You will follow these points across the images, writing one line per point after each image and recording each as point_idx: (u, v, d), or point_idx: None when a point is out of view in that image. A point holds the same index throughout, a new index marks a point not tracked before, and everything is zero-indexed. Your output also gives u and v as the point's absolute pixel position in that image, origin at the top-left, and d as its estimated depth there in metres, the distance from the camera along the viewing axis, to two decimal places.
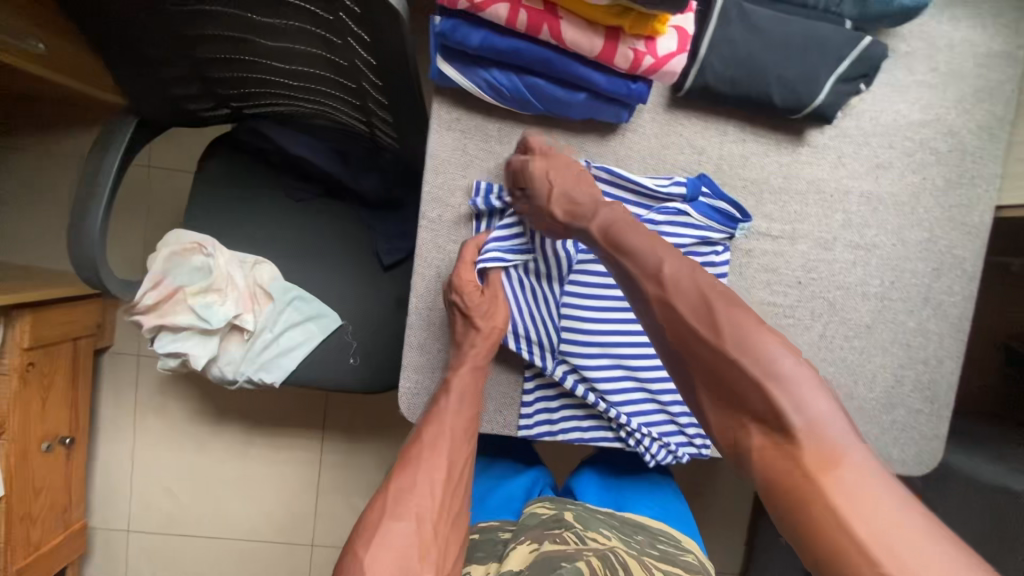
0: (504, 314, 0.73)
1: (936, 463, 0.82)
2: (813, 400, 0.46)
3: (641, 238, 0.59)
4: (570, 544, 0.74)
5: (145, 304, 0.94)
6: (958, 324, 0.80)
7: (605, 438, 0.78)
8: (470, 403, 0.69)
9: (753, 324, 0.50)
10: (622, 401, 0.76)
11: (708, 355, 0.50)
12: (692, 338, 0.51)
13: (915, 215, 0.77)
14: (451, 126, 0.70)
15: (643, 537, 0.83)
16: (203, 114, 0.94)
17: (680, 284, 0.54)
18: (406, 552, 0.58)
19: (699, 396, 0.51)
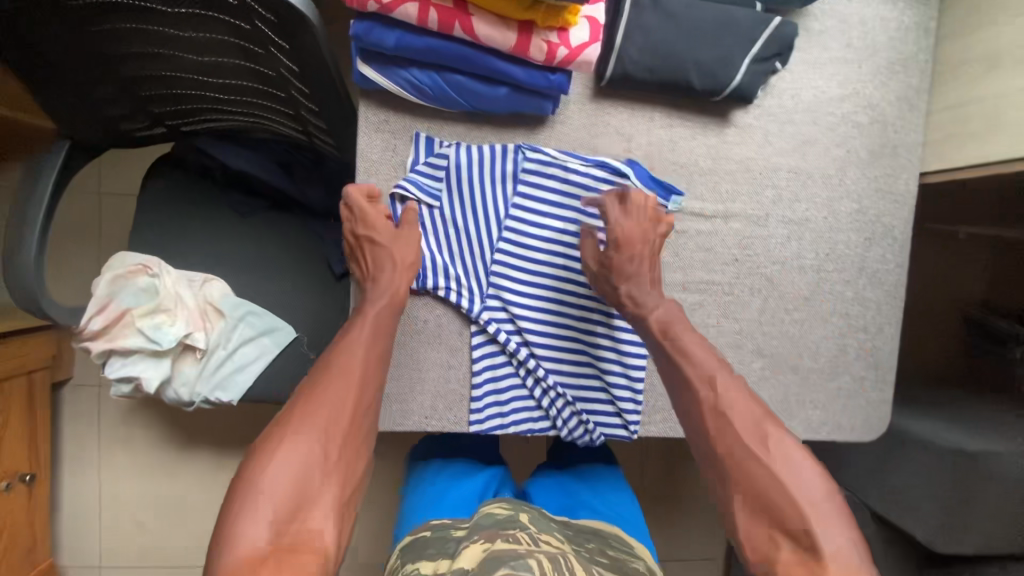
0: (415, 251, 0.70)
1: (885, 428, 0.84)
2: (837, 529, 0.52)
3: (698, 345, 0.66)
4: (520, 544, 0.73)
5: (91, 330, 0.92)
6: (894, 290, 0.82)
7: (526, 406, 0.76)
8: (383, 336, 0.66)
9: (792, 448, 0.57)
10: (546, 356, 0.76)
11: (748, 463, 0.56)
12: (738, 447, 0.58)
13: (843, 187, 0.80)
14: (379, 127, 0.70)
15: (595, 541, 0.82)
16: (139, 135, 0.92)
17: (725, 401, 0.60)
18: (303, 475, 0.54)
19: (734, 501, 0.57)
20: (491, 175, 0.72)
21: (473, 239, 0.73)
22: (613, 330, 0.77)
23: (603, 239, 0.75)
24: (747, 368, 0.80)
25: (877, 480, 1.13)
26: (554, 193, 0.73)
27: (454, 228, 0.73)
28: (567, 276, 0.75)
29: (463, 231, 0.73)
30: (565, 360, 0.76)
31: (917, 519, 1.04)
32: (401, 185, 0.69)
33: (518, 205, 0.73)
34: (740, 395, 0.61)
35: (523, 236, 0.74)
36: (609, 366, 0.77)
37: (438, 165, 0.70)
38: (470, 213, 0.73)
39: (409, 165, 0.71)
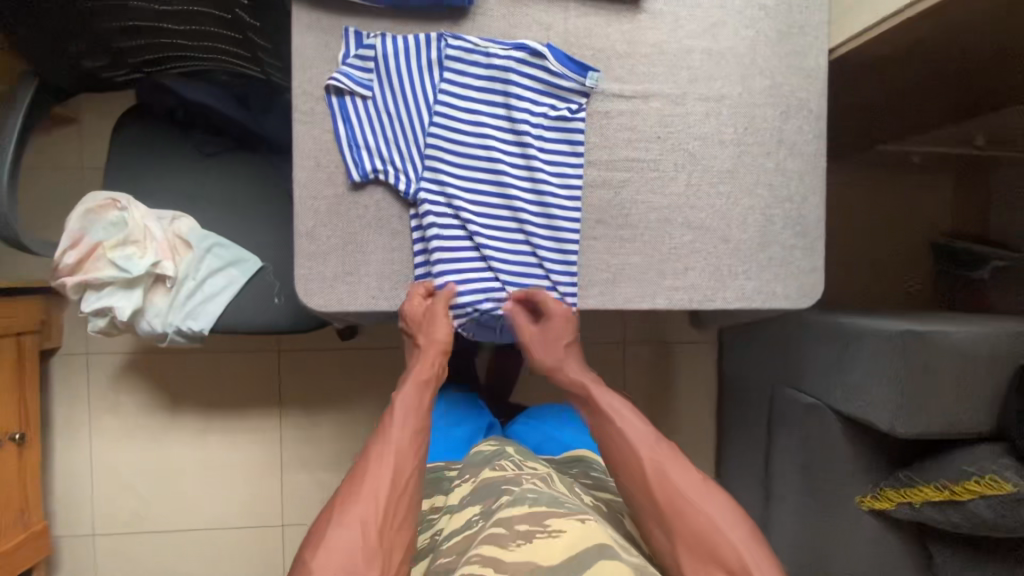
0: (445, 328, 0.80)
1: (820, 295, 0.87)
2: (723, 518, 0.68)
3: (630, 416, 0.77)
4: (507, 469, 0.82)
5: (66, 264, 0.99)
6: (815, 160, 0.86)
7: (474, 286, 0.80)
8: (415, 414, 0.76)
9: (685, 468, 0.72)
10: (483, 233, 0.79)
11: (656, 485, 0.71)
12: (676, 496, 0.70)
13: (755, 65, 0.85)
14: (312, 26, 0.76)
15: (578, 471, 0.92)
16: (105, 76, 1.00)
17: (618, 417, 0.77)
18: (348, 556, 0.62)
19: (678, 549, 0.67)
20: (420, 63, 0.78)
21: (408, 125, 0.78)
22: (545, 207, 0.80)
23: (529, 118, 0.80)
24: (678, 241, 0.84)
25: (837, 378, 1.15)
26: (479, 78, 0.79)
27: (388, 118, 0.78)
28: (497, 157, 0.79)
29: (396, 119, 0.78)
30: (504, 237, 0.80)
31: (875, 407, 1.06)
32: (336, 76, 0.75)
33: (446, 92, 0.78)
34: (635, 422, 0.76)
35: (454, 122, 0.78)
36: (543, 241, 0.81)
37: (367, 57, 0.76)
38: (401, 102, 0.78)
39: (342, 58, 0.76)
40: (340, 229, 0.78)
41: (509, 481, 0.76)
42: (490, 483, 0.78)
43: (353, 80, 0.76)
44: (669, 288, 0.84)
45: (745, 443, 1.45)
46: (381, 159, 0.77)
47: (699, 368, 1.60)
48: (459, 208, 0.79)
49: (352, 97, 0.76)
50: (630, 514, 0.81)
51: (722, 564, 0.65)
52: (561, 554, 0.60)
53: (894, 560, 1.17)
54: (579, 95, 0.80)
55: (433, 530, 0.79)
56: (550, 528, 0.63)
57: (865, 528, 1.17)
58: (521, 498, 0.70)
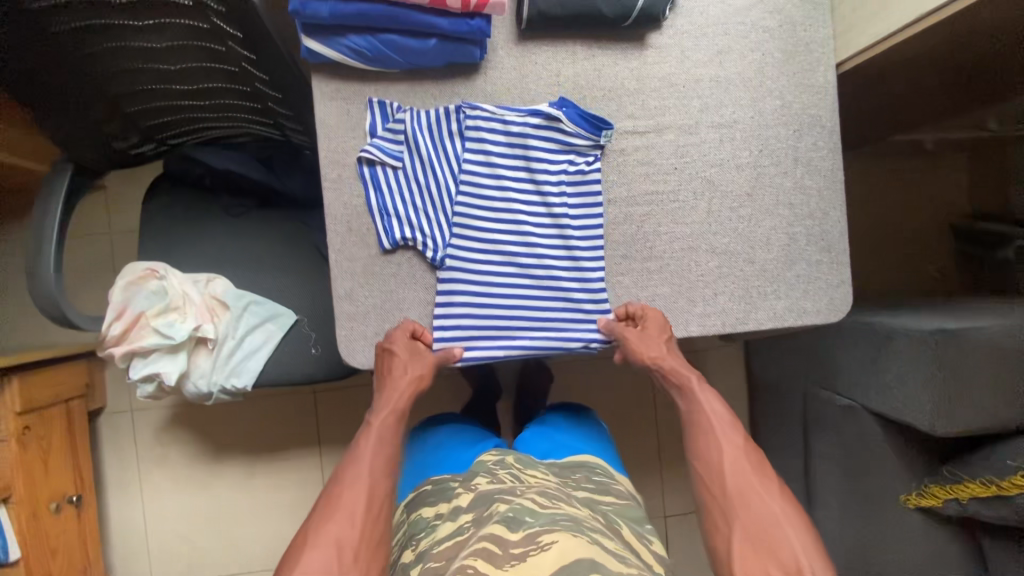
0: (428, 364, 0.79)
1: (849, 307, 0.88)
2: (788, 517, 0.69)
3: (720, 410, 0.81)
4: (505, 482, 0.85)
5: (114, 334, 1.03)
6: (833, 175, 0.87)
7: (510, 338, 0.82)
8: (391, 443, 0.76)
9: (760, 463, 0.75)
10: (512, 287, 0.82)
11: (729, 471, 0.74)
12: (745, 485, 0.73)
13: (764, 88, 0.86)
14: (332, 96, 0.79)
15: (582, 475, 0.95)
16: (133, 151, 1.01)
17: (708, 405, 0.82)
18: None
19: (735, 535, 0.69)
20: (443, 131, 0.81)
21: (434, 192, 0.81)
22: (574, 254, 0.83)
23: (549, 176, 0.82)
24: (704, 268, 0.85)
25: (872, 380, 1.15)
26: (499, 144, 0.81)
27: (414, 183, 0.81)
28: (521, 218, 0.82)
29: (424, 185, 0.81)
30: (534, 286, 0.82)
31: (913, 407, 1.06)
32: (366, 149, 0.78)
33: (470, 156, 0.81)
34: (719, 409, 0.81)
35: (480, 184, 0.81)
36: (573, 290, 0.83)
37: (393, 128, 0.79)
38: (428, 167, 0.81)
39: (368, 129, 0.79)
40: (376, 288, 0.81)
41: (503, 492, 0.80)
42: (486, 493, 0.82)
43: (380, 150, 0.79)
44: (700, 314, 0.86)
45: (780, 447, 1.45)
46: (412, 223, 0.80)
47: (726, 372, 1.61)
48: (488, 265, 0.82)
49: (380, 165, 0.79)
50: (625, 526, 0.84)
51: (776, 558, 0.66)
52: (554, 562, 0.64)
53: (944, 554, 1.17)
54: (595, 150, 0.83)
55: (432, 535, 0.80)
56: (541, 542, 0.67)
57: (912, 526, 1.17)
58: (516, 509, 0.74)
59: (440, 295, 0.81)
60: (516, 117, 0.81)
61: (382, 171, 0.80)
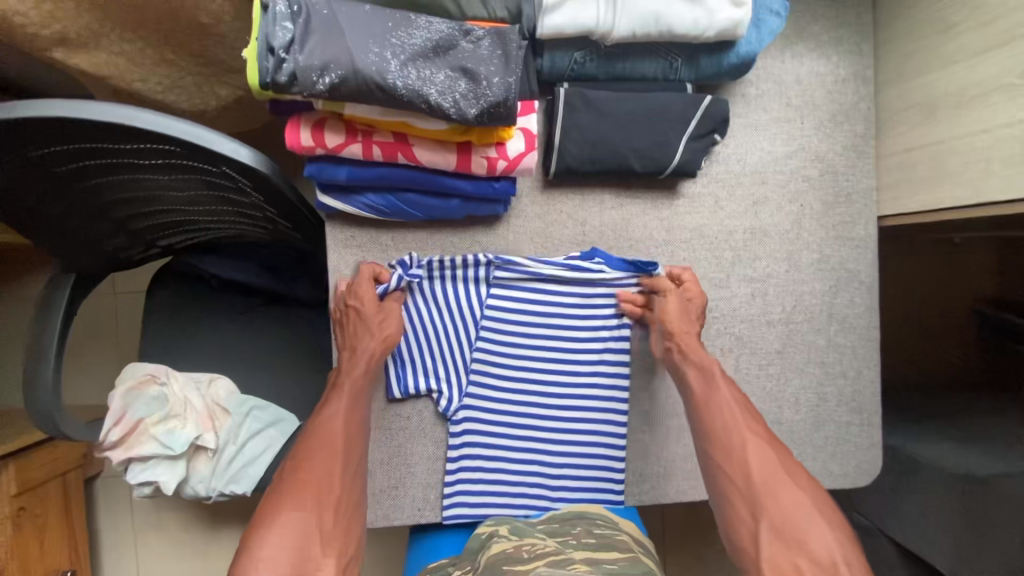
0: (397, 324, 0.75)
1: (879, 470, 0.84)
2: (820, 510, 0.61)
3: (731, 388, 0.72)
4: (506, 549, 0.66)
5: (111, 440, 0.97)
6: (868, 333, 0.83)
7: (522, 494, 0.79)
8: (360, 404, 0.72)
9: (783, 452, 0.67)
10: (526, 443, 0.79)
11: (751, 459, 0.66)
12: (767, 473, 0.64)
13: (801, 241, 0.81)
14: (347, 244, 0.75)
15: (579, 529, 0.71)
16: (137, 257, 0.99)
17: (723, 382, 0.72)
18: (301, 541, 0.58)
19: (761, 528, 0.61)
20: (468, 279, 0.77)
21: (450, 340, 0.78)
22: (593, 413, 0.80)
23: (573, 326, 0.78)
24: None
25: (894, 508, 1.10)
26: (526, 294, 0.77)
27: (429, 332, 0.77)
28: (542, 370, 0.78)
29: (444, 334, 0.78)
30: (549, 443, 0.79)
31: (934, 549, 1.02)
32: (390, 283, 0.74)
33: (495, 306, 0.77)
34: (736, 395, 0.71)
35: (503, 334, 0.78)
36: (589, 447, 0.80)
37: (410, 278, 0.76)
38: (449, 315, 0.77)
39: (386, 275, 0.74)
40: (384, 442, 0.77)
41: (510, 562, 0.62)
42: (491, 566, 0.63)
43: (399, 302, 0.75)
44: None
45: None
46: (427, 375, 0.77)
47: None
48: (503, 419, 0.78)
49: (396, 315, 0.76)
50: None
51: (809, 554, 0.58)
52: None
53: None
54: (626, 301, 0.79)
55: None
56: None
57: None
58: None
59: (451, 451, 0.78)
60: (547, 266, 0.76)
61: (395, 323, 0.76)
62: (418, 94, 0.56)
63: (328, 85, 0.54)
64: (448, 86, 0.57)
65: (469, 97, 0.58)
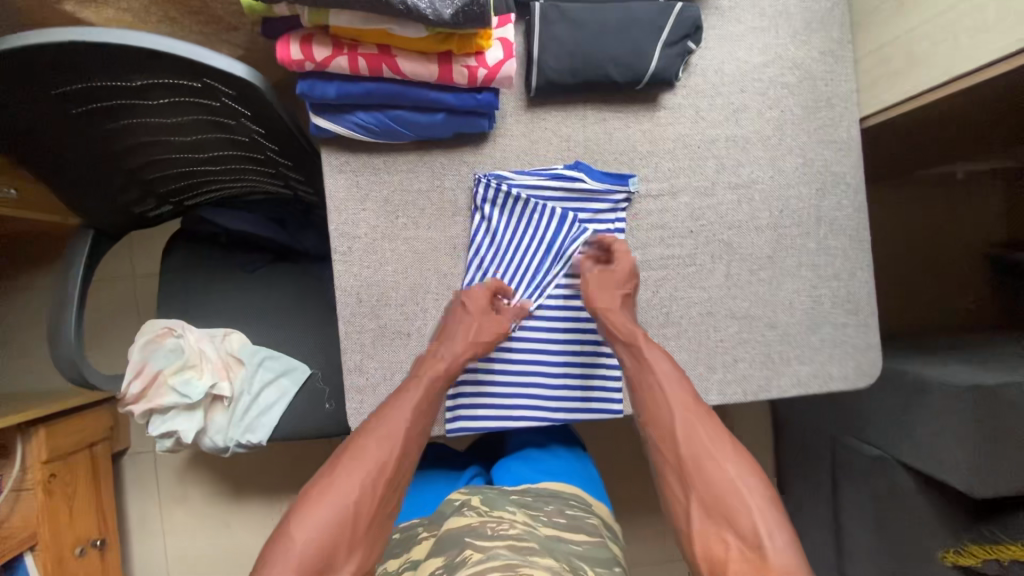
0: (497, 333, 0.78)
1: (880, 371, 0.84)
2: (746, 483, 0.62)
3: (671, 370, 0.73)
4: (473, 518, 0.77)
5: (132, 393, 1.04)
6: (859, 234, 0.84)
7: (526, 406, 0.81)
8: (424, 412, 0.72)
9: (717, 425, 0.68)
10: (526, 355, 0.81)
11: (682, 437, 0.68)
12: (702, 452, 0.66)
13: (784, 146, 0.83)
14: (342, 168, 0.78)
15: (552, 507, 0.84)
16: (151, 214, 1.04)
17: (658, 366, 0.73)
18: (331, 533, 0.60)
19: (693, 507, 0.63)
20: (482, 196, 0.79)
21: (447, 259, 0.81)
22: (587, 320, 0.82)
23: (564, 238, 0.82)
24: (724, 333, 0.82)
25: (907, 433, 1.09)
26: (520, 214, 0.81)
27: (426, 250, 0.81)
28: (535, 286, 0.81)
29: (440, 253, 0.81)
30: (548, 351, 0.81)
31: (947, 466, 1.00)
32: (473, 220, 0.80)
33: (490, 225, 0.81)
34: (673, 373, 0.72)
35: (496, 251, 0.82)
36: (586, 354, 0.82)
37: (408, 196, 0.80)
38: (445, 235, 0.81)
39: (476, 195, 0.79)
40: (387, 359, 0.80)
41: (474, 535, 0.71)
42: (457, 535, 0.73)
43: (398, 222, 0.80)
44: (721, 381, 0.82)
45: (809, 494, 1.39)
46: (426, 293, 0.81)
47: (752, 414, 1.55)
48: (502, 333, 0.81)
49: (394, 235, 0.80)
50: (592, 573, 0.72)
51: (733, 526, 0.60)
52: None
53: None
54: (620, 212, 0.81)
55: None
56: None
57: None
58: (489, 554, 0.65)
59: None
60: (531, 182, 0.80)
61: (393, 244, 0.80)
62: None
63: None
64: None
65: None
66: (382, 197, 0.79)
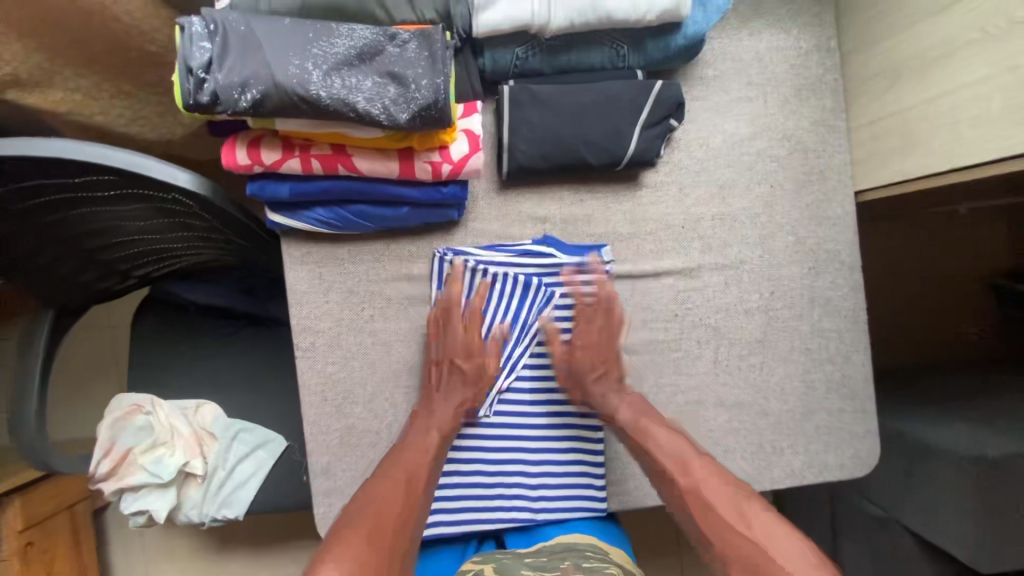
0: (494, 364, 0.78)
1: (878, 458, 0.79)
2: (779, 541, 0.58)
3: (670, 433, 0.71)
4: None
5: (100, 473, 0.99)
6: (854, 314, 0.79)
7: (505, 504, 0.77)
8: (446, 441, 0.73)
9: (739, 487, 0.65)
10: (502, 446, 0.78)
11: (705, 500, 0.64)
12: (725, 513, 0.62)
13: (774, 223, 0.78)
14: (303, 261, 0.74)
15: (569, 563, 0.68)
16: (115, 288, 1.00)
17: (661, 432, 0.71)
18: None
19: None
20: (441, 268, 0.75)
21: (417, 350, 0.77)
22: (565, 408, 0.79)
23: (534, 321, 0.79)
24: (714, 423, 0.78)
25: (910, 496, 1.04)
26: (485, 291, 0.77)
27: (393, 343, 0.76)
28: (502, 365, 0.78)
29: (408, 345, 0.76)
30: (525, 442, 0.79)
31: (953, 538, 0.96)
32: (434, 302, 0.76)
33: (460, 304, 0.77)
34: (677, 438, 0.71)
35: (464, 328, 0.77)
36: (566, 446, 0.79)
37: (373, 287, 0.75)
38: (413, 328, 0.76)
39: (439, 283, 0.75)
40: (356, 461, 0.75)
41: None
42: None
43: (364, 315, 0.75)
44: None
45: None
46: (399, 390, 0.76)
47: None
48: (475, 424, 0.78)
49: (361, 329, 0.75)
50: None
51: None
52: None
53: None
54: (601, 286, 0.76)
55: None
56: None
57: None
58: None
59: None
60: (495, 259, 0.76)
61: (359, 337, 0.76)
62: (344, 102, 0.55)
63: (251, 101, 0.53)
64: (376, 93, 0.56)
65: (399, 101, 0.56)
66: (346, 289, 0.75)
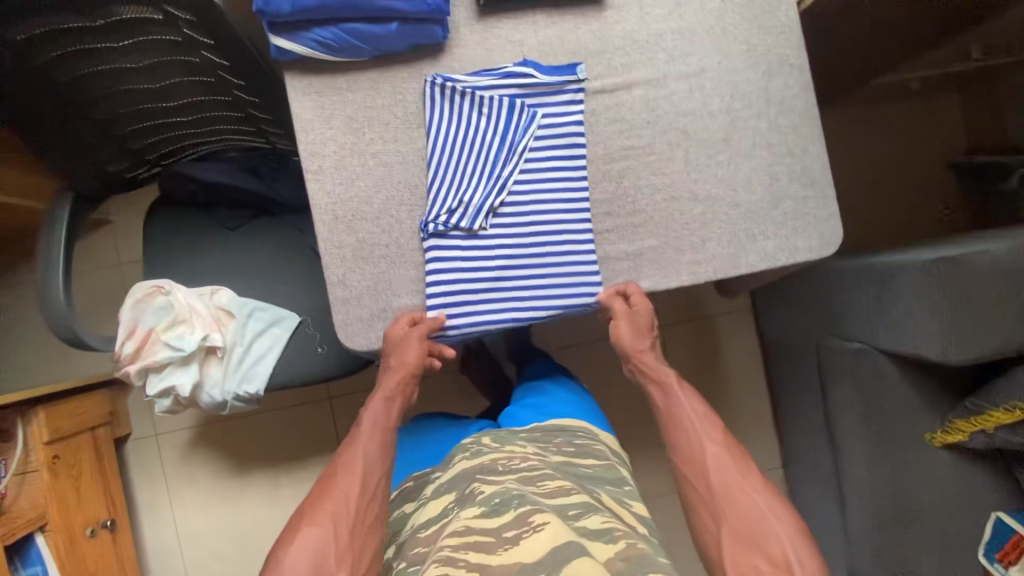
0: (415, 351, 0.81)
1: (841, 239, 0.88)
2: (772, 509, 0.68)
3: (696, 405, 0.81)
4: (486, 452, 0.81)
5: (126, 353, 1.06)
6: (807, 111, 0.88)
7: (507, 306, 0.84)
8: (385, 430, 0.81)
9: (746, 463, 0.74)
10: (502, 253, 0.84)
11: (713, 468, 0.73)
12: (728, 480, 0.72)
13: (728, 34, 0.87)
14: (306, 91, 0.81)
15: (560, 440, 0.87)
16: (127, 175, 1.03)
17: (686, 401, 0.82)
18: (319, 552, 0.66)
19: (722, 535, 0.68)
20: (433, 91, 0.82)
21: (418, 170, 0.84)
22: (556, 212, 0.85)
23: (522, 136, 0.84)
24: (689, 218, 0.86)
25: None
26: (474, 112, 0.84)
27: (394, 163, 0.84)
28: (495, 182, 0.84)
29: (408, 165, 0.84)
30: (523, 249, 0.85)
31: None
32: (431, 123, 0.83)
33: (452, 124, 0.83)
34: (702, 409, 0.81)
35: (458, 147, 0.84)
36: (561, 249, 0.85)
37: (371, 111, 0.83)
38: (411, 148, 0.84)
39: (433, 104, 0.83)
40: (367, 271, 0.83)
41: (485, 471, 0.75)
42: (469, 474, 0.76)
43: (366, 139, 0.83)
44: (692, 262, 0.86)
45: (800, 402, 1.41)
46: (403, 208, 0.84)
47: (738, 333, 1.56)
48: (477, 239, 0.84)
49: (363, 152, 0.83)
50: (602, 492, 0.76)
51: (764, 551, 0.65)
52: None
53: (980, 485, 1.10)
54: (576, 104, 0.85)
55: (420, 514, 0.77)
56: (534, 523, 0.61)
57: (940, 465, 1.10)
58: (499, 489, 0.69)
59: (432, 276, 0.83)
60: (482, 82, 0.83)
61: (363, 159, 0.83)
62: None
63: None
64: None
65: None
66: (348, 115, 0.82)
